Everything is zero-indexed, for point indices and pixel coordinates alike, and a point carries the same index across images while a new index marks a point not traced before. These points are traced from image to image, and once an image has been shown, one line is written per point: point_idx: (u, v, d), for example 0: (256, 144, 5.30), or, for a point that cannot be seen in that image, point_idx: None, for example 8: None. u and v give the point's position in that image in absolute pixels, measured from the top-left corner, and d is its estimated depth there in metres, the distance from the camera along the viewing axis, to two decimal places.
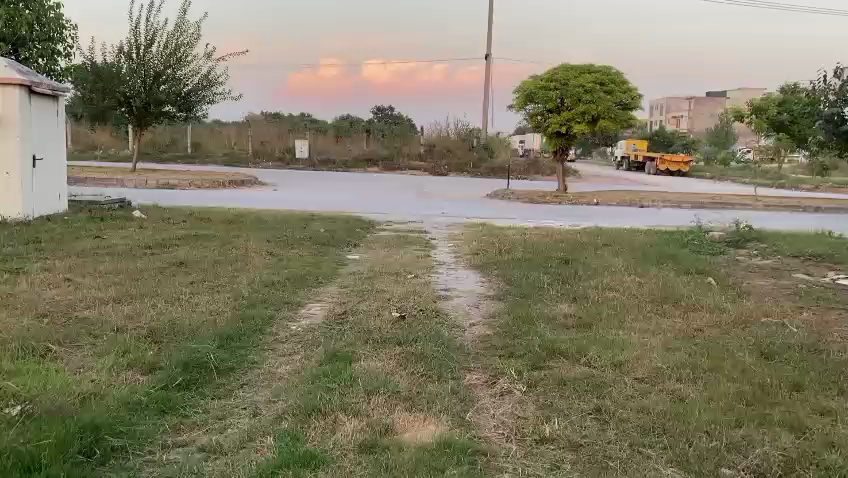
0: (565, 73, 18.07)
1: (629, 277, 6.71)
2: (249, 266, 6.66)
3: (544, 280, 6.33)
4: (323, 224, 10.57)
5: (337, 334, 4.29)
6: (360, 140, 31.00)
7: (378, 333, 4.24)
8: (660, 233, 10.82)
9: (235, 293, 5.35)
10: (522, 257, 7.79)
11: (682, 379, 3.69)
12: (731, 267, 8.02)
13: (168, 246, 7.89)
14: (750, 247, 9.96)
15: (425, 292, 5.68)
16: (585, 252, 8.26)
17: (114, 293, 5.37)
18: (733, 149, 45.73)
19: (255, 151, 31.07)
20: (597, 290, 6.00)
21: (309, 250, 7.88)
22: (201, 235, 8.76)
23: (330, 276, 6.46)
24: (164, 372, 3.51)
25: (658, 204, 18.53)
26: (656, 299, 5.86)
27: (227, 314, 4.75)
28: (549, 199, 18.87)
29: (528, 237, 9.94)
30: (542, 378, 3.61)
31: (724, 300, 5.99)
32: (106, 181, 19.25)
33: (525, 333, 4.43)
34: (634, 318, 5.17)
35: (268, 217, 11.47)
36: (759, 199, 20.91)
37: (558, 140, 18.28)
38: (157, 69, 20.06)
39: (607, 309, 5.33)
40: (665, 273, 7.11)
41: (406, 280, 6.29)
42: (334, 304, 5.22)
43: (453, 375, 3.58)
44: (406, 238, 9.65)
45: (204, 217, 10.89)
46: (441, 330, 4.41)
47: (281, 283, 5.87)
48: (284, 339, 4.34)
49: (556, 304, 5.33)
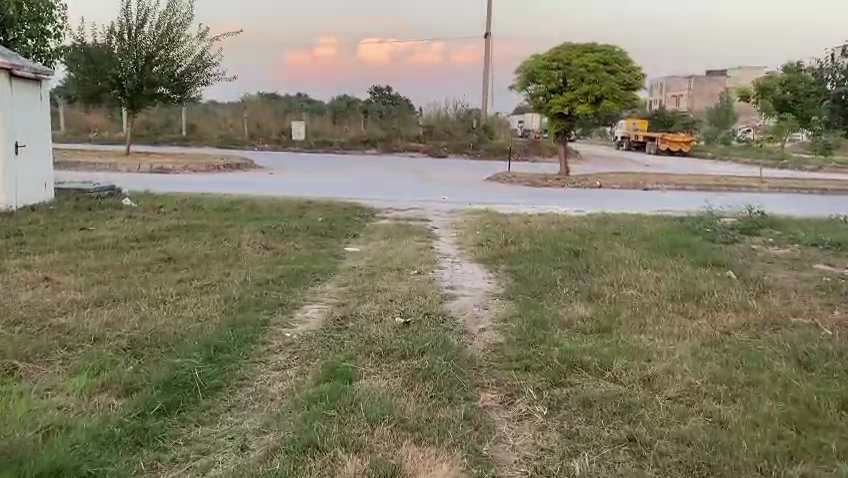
0: (567, 52, 17.58)
1: (645, 272, 6.30)
2: (241, 262, 6.26)
3: (556, 277, 5.93)
4: (321, 213, 10.15)
5: (334, 345, 3.91)
6: (357, 122, 30.45)
7: (380, 342, 3.87)
8: (669, 220, 10.41)
9: (225, 295, 4.96)
10: (529, 249, 7.38)
11: (720, 399, 3.31)
12: (748, 259, 7.63)
13: (157, 239, 7.48)
14: (762, 234, 9.56)
15: (429, 293, 5.27)
16: (594, 243, 7.86)
17: (95, 295, 4.99)
18: (735, 128, 45.14)
19: (251, 133, 30.54)
20: (613, 288, 5.60)
21: (305, 243, 7.47)
22: (194, 226, 8.35)
23: (326, 272, 6.05)
24: (142, 395, 3.14)
25: (662, 186, 18.11)
26: (676, 297, 5.47)
27: (215, 320, 4.37)
28: (550, 182, 18.45)
29: (533, 225, 9.54)
30: (563, 399, 3.24)
31: (748, 297, 5.61)
32: (98, 165, 18.78)
33: (540, 341, 4.05)
34: (655, 320, 4.78)
35: (264, 204, 11.05)
36: (765, 180, 20.46)
37: (560, 121, 17.84)
38: (149, 50, 19.57)
39: (625, 309, 4.96)
40: (682, 266, 6.71)
41: (407, 277, 5.88)
42: (332, 307, 4.83)
43: (465, 395, 3.21)
44: (406, 227, 9.24)
45: (197, 205, 10.46)
46: (448, 338, 4.03)
47: (276, 282, 5.48)
48: (278, 350, 3.97)
49: (571, 306, 4.94)
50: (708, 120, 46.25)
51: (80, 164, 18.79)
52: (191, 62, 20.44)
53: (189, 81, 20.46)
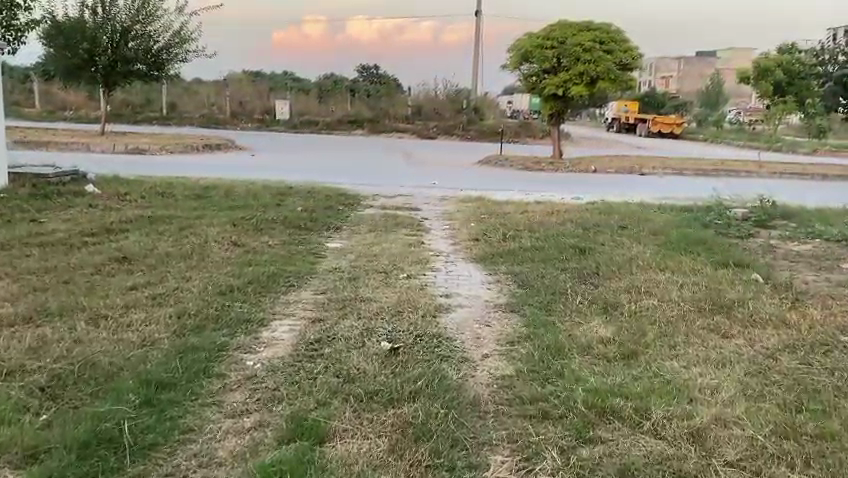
0: (562, 31, 16.75)
1: (663, 276, 5.58)
2: (204, 264, 5.49)
3: (563, 283, 5.19)
4: (302, 201, 9.37)
5: (306, 383, 3.17)
6: (343, 101, 29.52)
7: (362, 380, 3.13)
8: (675, 210, 9.72)
9: (180, 309, 4.20)
10: (530, 245, 6.66)
11: (794, 464, 2.59)
12: (767, 256, 6.96)
13: (115, 233, 6.70)
14: (777, 227, 8.85)
15: (420, 303, 4.52)
16: (599, 238, 7.16)
17: (28, 307, 4.21)
18: (726, 110, 44.38)
19: (233, 111, 29.57)
20: (631, 298, 4.87)
21: (281, 238, 6.68)
22: (160, 217, 7.58)
23: (305, 276, 5.28)
24: (46, 468, 2.40)
25: (659, 171, 17.42)
26: (704, 309, 4.75)
27: (164, 345, 3.62)
28: (544, 165, 17.70)
29: (532, 216, 8.84)
30: (594, 464, 2.53)
31: (782, 308, 4.91)
32: (70, 145, 17.84)
33: (557, 375, 3.33)
34: (687, 341, 4.07)
35: (240, 190, 10.27)
36: (764, 165, 19.80)
37: (554, 103, 17.05)
38: (124, 25, 18.61)
39: (650, 327, 4.24)
40: (702, 268, 5.99)
41: (394, 282, 5.13)
42: (308, 322, 4.11)
43: (469, 465, 2.49)
44: (394, 218, 8.50)
45: (167, 192, 9.66)
46: (446, 370, 3.31)
47: (246, 289, 4.75)
48: (235, 388, 3.22)
49: (587, 322, 4.21)
50: (699, 101, 45.44)
51: (51, 144, 17.86)
52: (168, 38, 19.50)
53: (167, 58, 19.51)
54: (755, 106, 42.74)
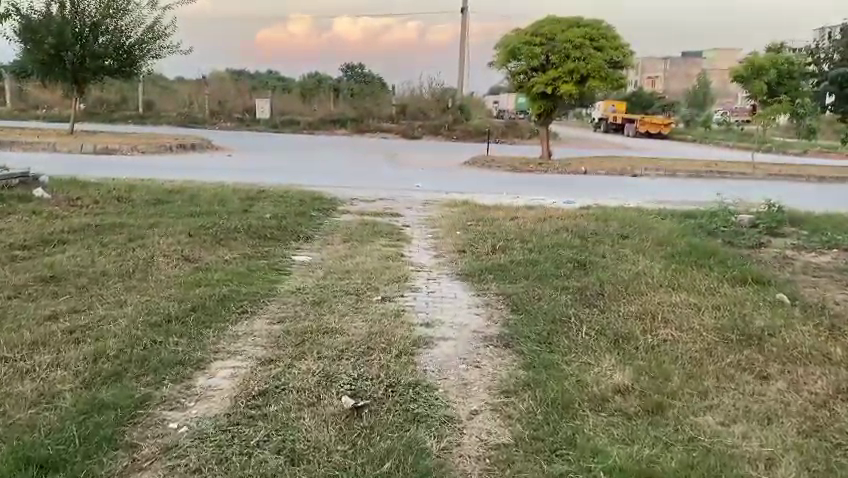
0: (550, 27, 16.03)
1: (677, 297, 4.87)
2: (145, 285, 4.71)
3: (563, 306, 4.45)
4: (273, 205, 8.62)
5: (238, 462, 2.41)
6: (326, 101, 28.69)
7: (309, 466, 2.37)
8: (676, 216, 9.02)
9: (98, 348, 3.40)
10: (524, 258, 5.94)
11: None
12: (783, 269, 6.28)
13: (52, 246, 5.89)
14: (787, 235, 8.16)
15: (395, 337, 3.75)
16: (599, 249, 6.47)
17: None
18: (714, 110, 43.80)
19: (212, 110, 28.73)
20: (644, 327, 4.14)
21: (241, 250, 5.92)
22: (110, 226, 6.79)
23: (261, 299, 4.50)
24: None
25: (652, 172, 16.73)
26: (731, 342, 4.01)
27: (63, 401, 2.83)
28: (532, 166, 17.00)
29: (524, 222, 8.13)
30: None
31: (818, 335, 4.22)
32: (36, 145, 16.91)
33: (568, 444, 2.60)
34: (720, 388, 3.32)
35: (209, 193, 9.51)
36: (760, 166, 19.16)
37: (542, 102, 16.31)
38: (94, 19, 17.70)
39: (676, 369, 3.50)
40: (718, 286, 5.27)
41: (365, 307, 4.36)
42: (255, 367, 3.33)
43: None
44: (372, 225, 7.74)
45: (126, 196, 8.85)
46: (422, 440, 2.56)
47: (186, 318, 3.96)
48: (145, 467, 2.44)
49: (597, 362, 3.46)
50: (687, 100, 44.92)
51: (16, 143, 16.93)
52: (141, 33, 18.60)
53: (140, 54, 18.61)
54: (742, 105, 42.23)
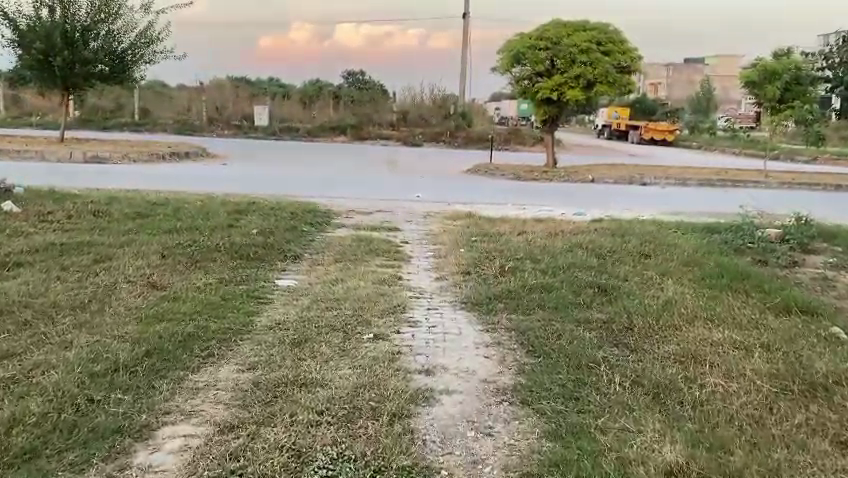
0: (555, 30, 15.37)
1: (717, 332, 4.17)
2: (99, 320, 4.03)
3: (587, 347, 3.77)
4: (261, 220, 7.95)
5: None
6: (326, 107, 28.10)
7: None
8: (694, 230, 8.35)
9: (18, 411, 2.73)
10: (538, 282, 5.27)
11: None
12: (827, 294, 5.59)
13: (7, 270, 5.22)
14: (820, 253, 7.45)
15: (386, 393, 3.06)
16: (620, 271, 5.79)
17: None
18: (720, 116, 42.99)
19: (209, 117, 28.09)
20: (688, 375, 3.46)
21: (218, 275, 5.25)
22: (77, 245, 6.12)
23: (232, 339, 3.82)
24: None
25: (662, 181, 16.07)
26: (793, 394, 3.33)
27: None
28: (537, 174, 16.34)
29: (534, 238, 7.44)
30: None
31: None
32: (23, 154, 16.24)
33: None
34: (794, 464, 2.63)
35: (196, 206, 8.84)
36: (773, 174, 18.44)
37: (547, 108, 15.61)
38: (85, 23, 17.05)
39: (742, 437, 2.80)
40: (760, 318, 4.60)
41: (353, 350, 3.66)
42: (212, 436, 2.64)
43: None
44: (367, 242, 7.06)
45: (103, 210, 8.13)
46: None
47: (137, 367, 3.28)
48: None
49: (638, 429, 2.80)
50: (691, 106, 44.12)
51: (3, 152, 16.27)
52: (134, 37, 17.98)
53: (133, 58, 17.97)
54: (748, 113, 41.44)
